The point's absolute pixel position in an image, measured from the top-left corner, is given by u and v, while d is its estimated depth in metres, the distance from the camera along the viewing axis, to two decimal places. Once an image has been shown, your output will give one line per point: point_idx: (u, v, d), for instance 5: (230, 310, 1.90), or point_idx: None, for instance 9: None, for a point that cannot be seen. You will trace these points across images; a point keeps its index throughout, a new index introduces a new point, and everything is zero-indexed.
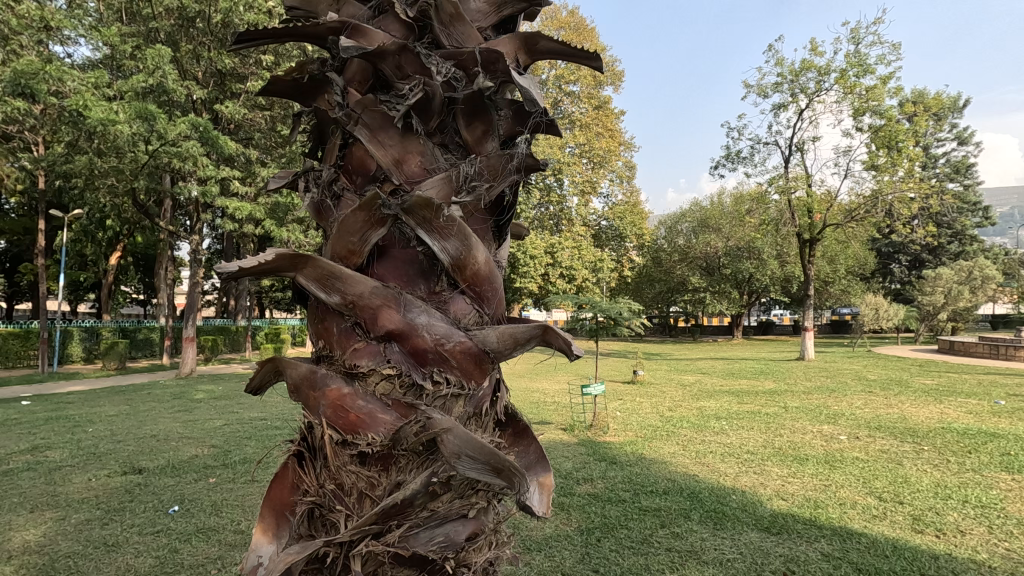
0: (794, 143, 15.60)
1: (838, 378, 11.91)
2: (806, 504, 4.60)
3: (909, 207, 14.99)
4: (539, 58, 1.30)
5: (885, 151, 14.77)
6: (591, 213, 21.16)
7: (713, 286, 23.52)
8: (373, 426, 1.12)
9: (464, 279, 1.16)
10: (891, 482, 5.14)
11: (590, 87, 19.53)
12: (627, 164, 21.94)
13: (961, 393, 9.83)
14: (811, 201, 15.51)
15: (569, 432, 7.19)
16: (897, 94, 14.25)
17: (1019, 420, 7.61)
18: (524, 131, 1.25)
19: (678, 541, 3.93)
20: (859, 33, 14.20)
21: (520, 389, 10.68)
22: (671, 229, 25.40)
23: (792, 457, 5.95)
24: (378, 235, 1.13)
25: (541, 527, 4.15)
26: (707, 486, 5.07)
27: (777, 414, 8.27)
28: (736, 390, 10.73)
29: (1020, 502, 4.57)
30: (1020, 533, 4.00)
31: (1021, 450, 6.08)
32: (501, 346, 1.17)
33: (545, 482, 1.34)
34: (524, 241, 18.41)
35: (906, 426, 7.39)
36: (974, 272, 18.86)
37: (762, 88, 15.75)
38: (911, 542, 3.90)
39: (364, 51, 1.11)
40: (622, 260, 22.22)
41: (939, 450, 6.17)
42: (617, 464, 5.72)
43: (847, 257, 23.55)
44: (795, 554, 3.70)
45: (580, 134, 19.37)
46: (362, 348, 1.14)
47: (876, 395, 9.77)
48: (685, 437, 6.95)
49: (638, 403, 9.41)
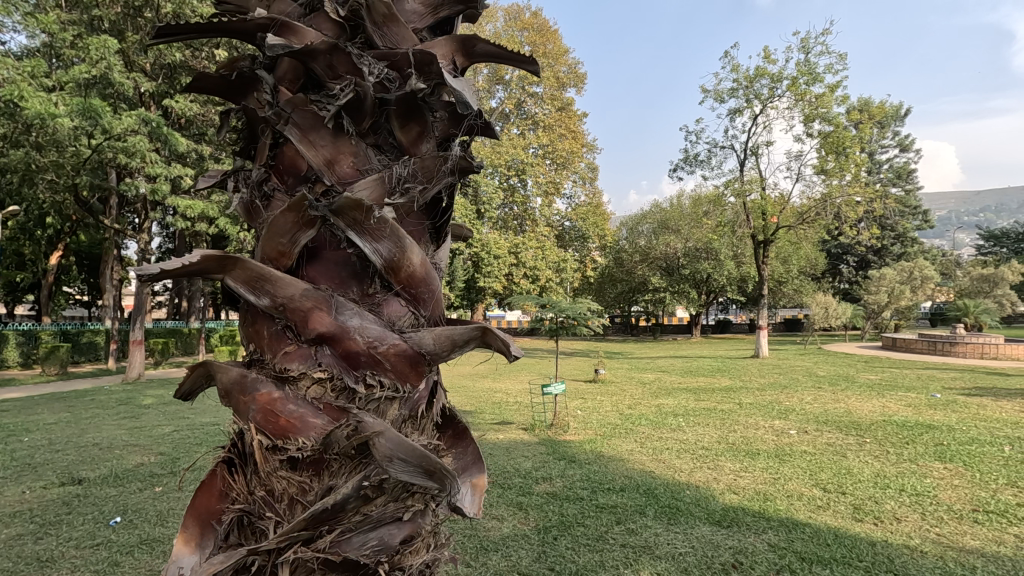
0: (748, 147, 16.17)
1: (790, 374, 12.38)
2: (756, 497, 4.75)
3: (855, 210, 15.71)
4: (476, 60, 1.30)
5: (833, 156, 15.44)
6: (554, 213, 21.41)
7: (673, 287, 24.08)
8: (303, 429, 1.10)
9: (398, 281, 1.16)
10: (835, 474, 5.37)
11: (553, 88, 19.86)
12: (589, 165, 22.24)
13: (901, 387, 10.39)
14: (765, 204, 16.11)
15: (529, 432, 7.23)
16: (844, 102, 14.96)
17: (953, 412, 8.10)
18: (459, 134, 1.25)
19: (632, 537, 3.99)
20: (808, 43, 14.84)
21: (481, 389, 10.68)
22: (632, 230, 25.90)
23: (744, 452, 6.14)
24: (308, 237, 1.13)
25: (498, 527, 4.15)
26: (662, 482, 5.19)
27: (732, 410, 8.54)
28: (694, 387, 10.98)
29: (951, 490, 4.85)
30: (950, 518, 4.24)
31: (954, 440, 6.47)
32: (437, 349, 1.17)
33: (478, 483, 1.33)
34: (487, 241, 18.42)
35: (851, 420, 7.74)
36: (915, 272, 19.89)
37: (719, 94, 16.29)
38: (851, 530, 4.08)
39: (291, 49, 1.09)
40: (585, 261, 22.51)
41: (880, 442, 6.49)
42: (575, 463, 5.78)
43: (799, 257, 24.54)
44: (743, 545, 3.82)
45: (543, 134, 19.68)
46: (293, 351, 1.13)
47: (824, 390, 10.20)
48: (644, 434, 7.10)
49: (599, 401, 9.54)
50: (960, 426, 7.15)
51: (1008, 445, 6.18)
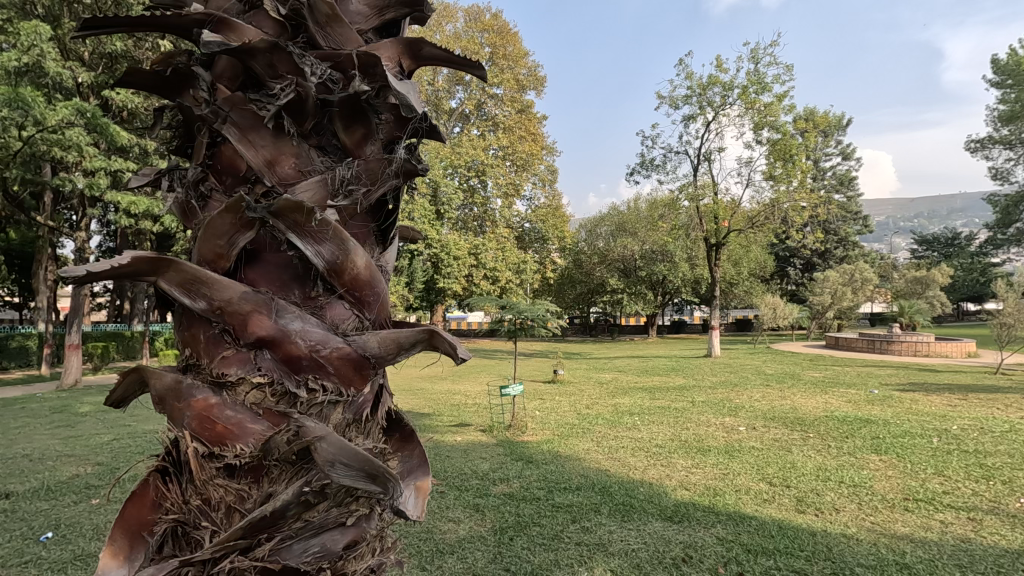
0: (702, 153, 16.68)
1: (741, 373, 12.83)
2: (706, 493, 4.91)
3: (801, 215, 16.41)
4: (423, 63, 1.31)
5: (781, 163, 16.09)
6: (514, 215, 21.54)
7: (630, 288, 24.55)
8: (242, 436, 1.07)
9: (342, 283, 1.15)
10: (780, 468, 5.60)
11: (513, 90, 20.03)
12: (549, 168, 22.46)
13: (843, 384, 10.95)
14: (717, 208, 16.68)
15: (487, 433, 7.23)
16: (790, 111, 15.62)
17: (889, 407, 8.59)
18: (403, 138, 1.24)
19: (587, 535, 4.06)
20: (758, 53, 15.43)
21: (440, 391, 10.64)
22: (591, 232, 26.30)
23: (696, 449, 6.32)
24: (247, 239, 1.10)
25: (454, 530, 4.13)
26: (617, 480, 5.29)
27: (685, 408, 8.79)
28: (649, 386, 11.22)
29: (886, 480, 5.14)
30: (884, 507, 4.49)
31: (889, 433, 6.85)
32: (383, 352, 1.17)
33: (422, 486, 1.32)
34: (447, 242, 18.36)
35: (796, 415, 8.09)
36: (856, 274, 20.95)
37: (674, 100, 16.73)
38: (794, 521, 4.26)
39: (228, 47, 1.07)
40: (545, 262, 22.72)
41: (823, 437, 6.81)
42: (533, 463, 5.83)
43: (749, 260, 25.48)
44: (693, 540, 3.94)
45: (503, 136, 19.81)
46: (231, 355, 1.10)
47: (771, 388, 10.63)
48: (600, 433, 7.22)
49: (557, 401, 9.63)
50: (895, 420, 7.60)
51: (937, 437, 6.59)
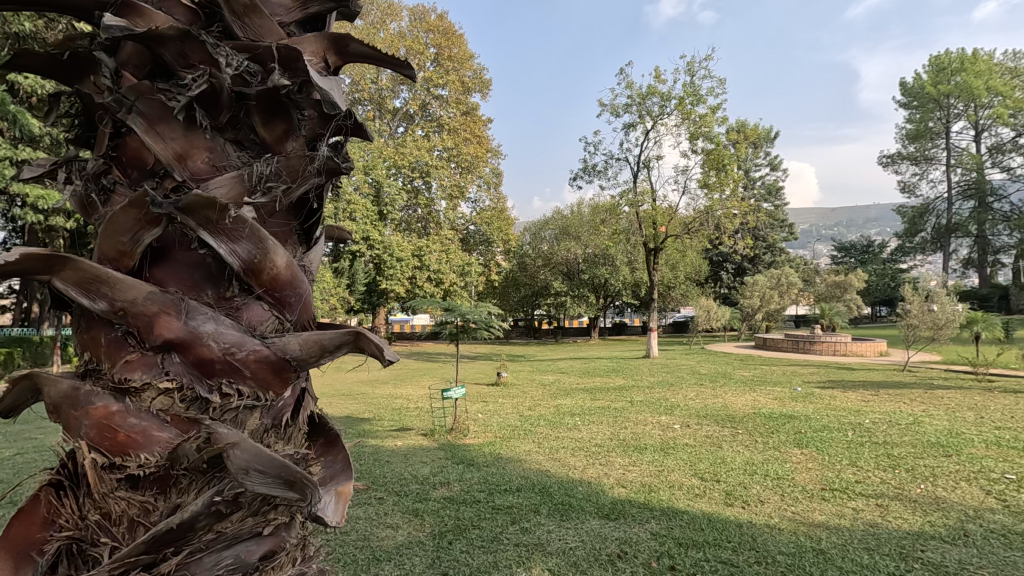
0: (641, 161, 17.22)
1: (677, 373, 13.33)
2: (642, 490, 5.05)
3: (733, 222, 17.22)
4: (349, 60, 1.29)
5: (715, 172, 16.86)
6: (459, 217, 21.46)
7: (573, 291, 24.98)
8: (146, 444, 1.02)
9: (260, 284, 1.11)
10: (711, 463, 5.85)
11: (458, 92, 20.00)
12: (493, 171, 22.53)
13: (771, 382, 11.58)
14: (655, 214, 17.25)
15: (429, 437, 7.14)
16: (723, 123, 16.38)
17: (810, 403, 9.16)
18: (327, 135, 1.21)
19: (526, 536, 4.08)
20: (693, 66, 16.11)
21: (381, 395, 10.42)
22: (535, 235, 26.61)
23: (633, 448, 6.50)
24: (154, 236, 1.04)
25: (391, 536, 4.05)
26: (557, 480, 5.35)
27: (624, 408, 9.04)
28: (590, 387, 11.47)
29: (806, 472, 5.48)
30: (804, 497, 4.78)
31: (810, 428, 7.31)
32: (305, 355, 1.13)
33: (343, 491, 1.29)
34: (390, 244, 18.10)
35: (727, 413, 8.49)
36: (782, 279, 22.22)
37: (615, 108, 17.18)
38: (722, 514, 4.46)
39: (133, 33, 1.01)
40: (489, 265, 22.76)
41: (751, 432, 7.18)
42: (474, 465, 5.81)
43: (685, 264, 26.56)
44: (628, 536, 4.05)
45: (448, 138, 19.73)
46: (135, 359, 1.04)
47: (705, 387, 11.10)
48: (542, 434, 7.30)
49: (500, 404, 9.64)
50: (815, 415, 8.12)
51: (851, 430, 7.10)
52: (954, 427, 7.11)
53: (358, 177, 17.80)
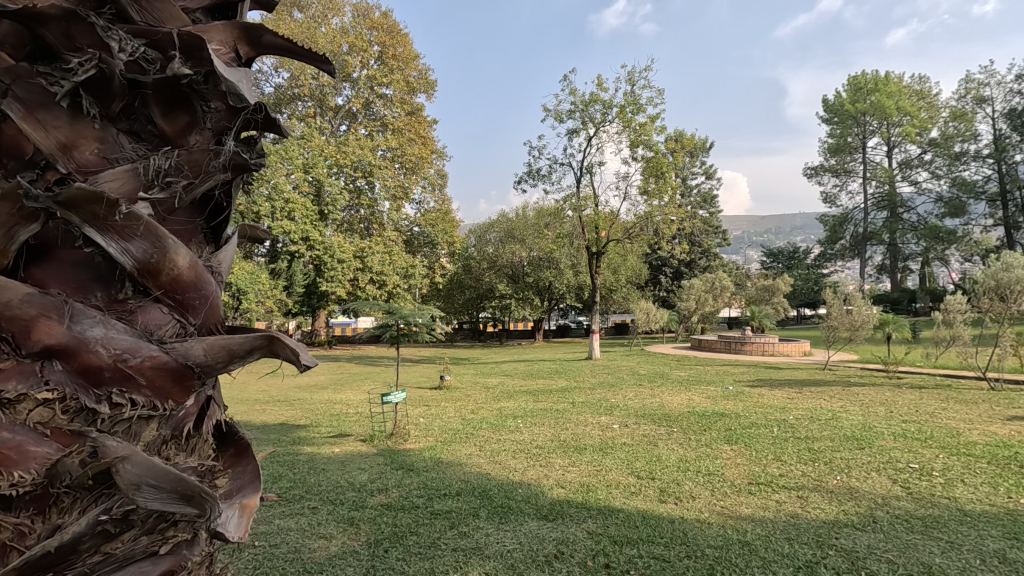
0: (584, 166, 17.58)
1: (617, 374, 13.68)
2: (580, 490, 5.13)
3: (670, 228, 17.85)
4: (263, 51, 1.29)
5: (654, 179, 17.42)
6: (403, 218, 21.18)
7: (517, 293, 25.15)
8: (21, 461, 0.92)
9: (158, 285, 1.06)
10: (647, 462, 6.02)
11: (403, 91, 19.76)
12: (438, 172, 22.38)
13: (705, 381, 12.09)
14: (597, 219, 17.65)
15: (368, 443, 6.96)
16: (662, 132, 16.96)
17: (741, 401, 9.62)
18: (236, 129, 1.19)
19: (464, 540, 4.05)
20: (634, 76, 16.62)
21: (319, 401, 10.09)
22: (480, 238, 26.67)
23: (573, 448, 6.59)
24: (31, 232, 0.96)
25: (324, 547, 3.92)
26: (496, 483, 5.35)
27: (565, 409, 9.17)
28: (534, 389, 11.56)
29: (734, 467, 5.74)
30: (732, 492, 5.00)
31: (740, 425, 7.66)
32: (210, 360, 1.08)
33: (248, 504, 1.25)
34: (330, 245, 17.64)
35: (664, 412, 8.77)
36: (716, 283, 23.27)
37: (559, 114, 17.46)
38: (656, 511, 4.59)
39: (10, 11, 0.96)
40: (434, 267, 22.54)
41: (685, 430, 7.45)
42: (414, 471, 5.72)
43: (626, 268, 27.34)
44: (566, 536, 4.10)
45: (392, 137, 19.45)
46: (10, 369, 0.94)
47: (644, 387, 11.44)
48: (483, 437, 7.28)
49: (443, 408, 9.54)
50: (744, 412, 8.53)
51: (777, 426, 7.50)
52: (867, 421, 7.65)
53: (298, 176, 17.22)
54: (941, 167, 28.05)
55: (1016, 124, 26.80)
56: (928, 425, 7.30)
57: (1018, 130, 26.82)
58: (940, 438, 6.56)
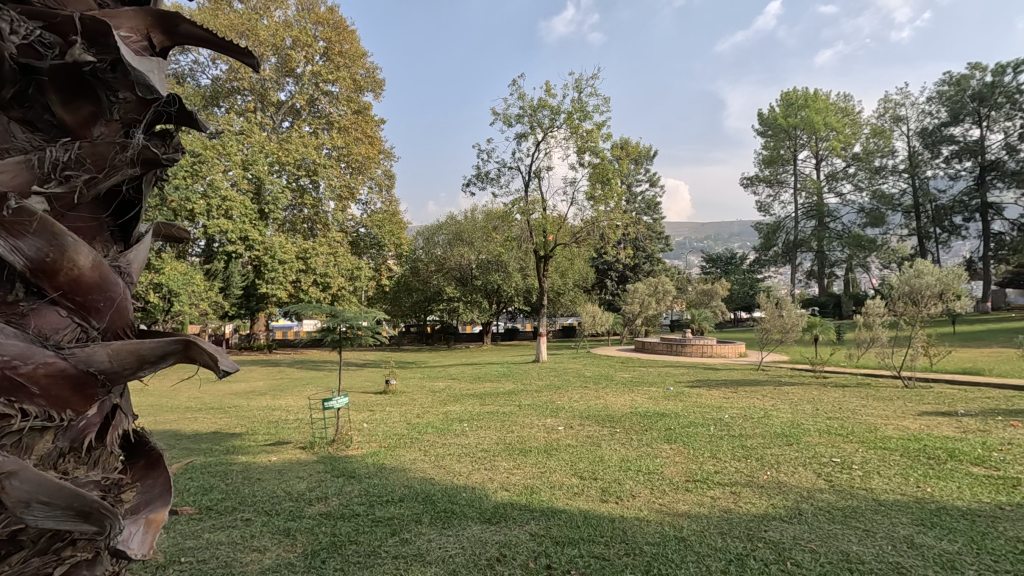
0: (532, 170, 17.75)
1: (564, 376, 13.85)
2: (523, 492, 5.15)
3: (616, 232, 18.26)
4: (179, 38, 1.39)
5: (600, 185, 17.79)
6: (348, 219, 20.71)
7: (466, 296, 24.99)
8: None
9: (54, 286, 1.15)
10: (590, 462, 6.12)
11: (349, 89, 19.36)
12: (385, 172, 22.01)
13: (647, 382, 12.41)
14: (546, 223, 17.82)
15: (307, 450, 6.73)
16: (608, 139, 17.36)
17: (681, 401, 9.95)
18: (141, 123, 1.32)
19: (405, 547, 3.97)
20: (581, 83, 16.95)
21: (256, 408, 9.67)
22: (428, 240, 26.41)
23: (518, 451, 6.60)
24: None
25: (258, 560, 3.76)
26: (440, 487, 5.29)
27: (512, 412, 9.19)
28: (481, 392, 11.54)
29: (673, 465, 5.92)
30: (671, 489, 5.17)
31: (679, 424, 7.93)
32: (114, 366, 1.16)
33: (155, 517, 1.34)
34: (271, 244, 16.99)
35: (607, 413, 8.94)
36: (659, 287, 23.98)
37: (507, 117, 17.55)
38: (597, 511, 4.66)
39: None
40: (380, 269, 22.10)
41: (627, 431, 7.62)
42: (356, 478, 5.57)
43: (573, 271, 27.75)
44: (508, 539, 4.09)
45: (338, 136, 19.00)
46: None
47: (589, 388, 11.65)
48: (428, 441, 7.19)
49: (387, 412, 9.35)
50: (683, 412, 8.83)
51: (713, 425, 7.81)
52: (795, 418, 8.09)
53: (236, 172, 16.47)
54: (864, 180, 30.09)
55: (928, 142, 29.16)
56: (850, 421, 7.79)
57: (930, 147, 29.14)
58: (860, 433, 7.02)
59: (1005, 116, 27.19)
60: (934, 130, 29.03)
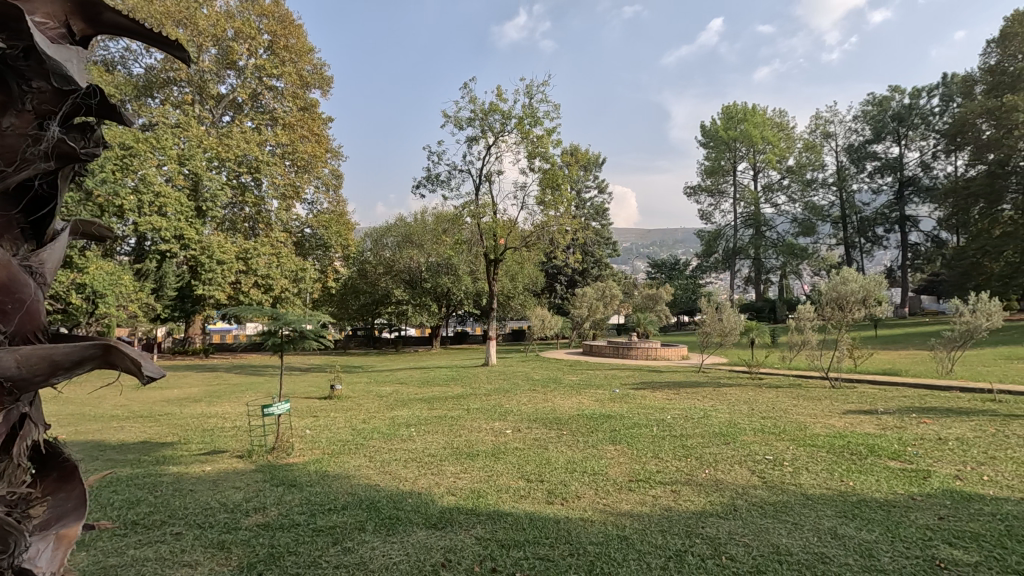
0: (483, 174, 17.81)
1: (512, 379, 13.90)
2: (470, 496, 5.13)
3: (565, 237, 18.51)
4: (103, 29, 1.36)
5: (550, 190, 18.02)
6: (293, 219, 20.10)
7: (415, 299, 24.68)
8: None
9: None
10: (537, 464, 6.17)
11: (295, 85, 18.83)
12: (333, 172, 21.52)
13: (594, 385, 12.63)
14: (496, 226, 17.86)
15: (245, 459, 6.45)
16: (558, 145, 17.62)
17: (627, 403, 10.19)
18: (58, 114, 1.27)
19: (347, 556, 3.88)
20: (532, 89, 17.15)
21: (189, 415, 9.17)
22: (377, 242, 25.96)
23: (465, 455, 6.58)
24: None
25: None
26: (385, 494, 5.19)
27: (460, 416, 9.14)
28: (429, 396, 11.44)
29: (618, 466, 6.06)
30: (615, 489, 5.29)
31: (623, 425, 8.11)
32: (26, 373, 1.11)
33: (66, 533, 1.28)
34: (208, 244, 16.21)
35: (554, 416, 9.05)
36: (606, 291, 24.47)
37: (458, 120, 17.54)
38: (543, 513, 4.71)
39: None
40: (326, 271, 21.55)
41: (574, 433, 7.74)
42: (297, 486, 5.39)
43: (523, 275, 27.96)
44: (454, 543, 4.07)
45: (282, 132, 18.40)
46: None
47: (538, 391, 11.75)
48: (374, 447, 7.05)
49: (331, 418, 9.09)
50: (627, 414, 9.04)
51: (656, 425, 8.05)
52: (732, 418, 8.44)
53: (171, 167, 15.68)
54: (797, 191, 31.86)
55: (854, 158, 31.18)
56: (781, 420, 8.20)
57: (856, 163, 31.14)
58: (791, 431, 7.41)
59: (921, 136, 29.45)
60: (859, 146, 31.08)
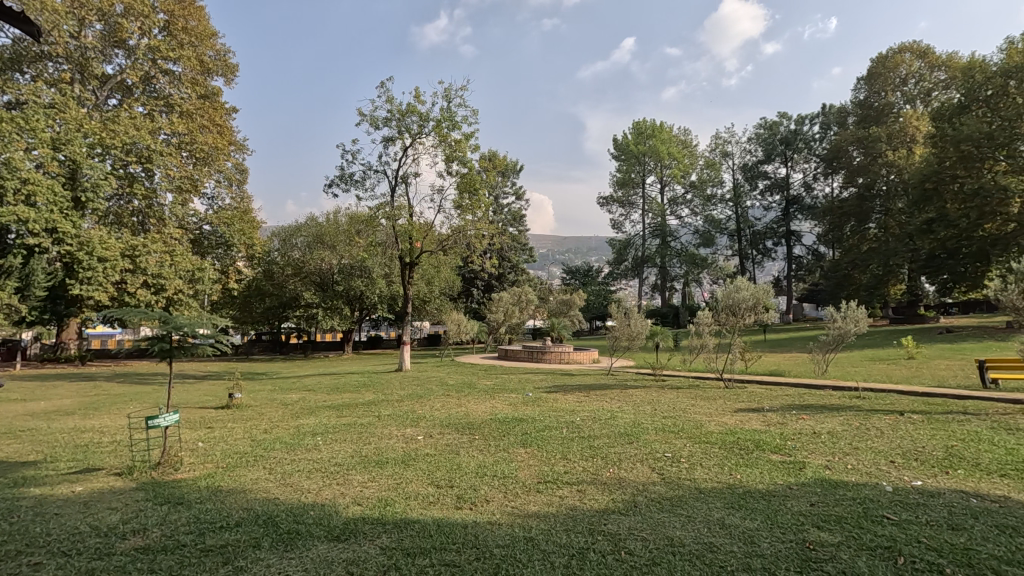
0: (399, 176, 17.48)
1: (426, 385, 13.68)
2: (377, 505, 4.99)
3: (482, 242, 18.57)
4: None
5: (467, 195, 18.02)
6: (190, 215, 18.69)
7: (326, 302, 23.71)
8: None
9: None
10: (447, 470, 6.12)
11: (194, 71, 17.55)
12: (236, 166, 20.21)
13: (507, 388, 12.79)
14: (411, 229, 17.49)
15: (124, 477, 5.83)
16: (476, 150, 17.65)
17: (538, 406, 10.37)
18: None
19: None
20: (451, 93, 17.09)
21: (58, 431, 8.18)
22: (285, 243, 24.57)
23: (373, 463, 6.40)
24: None
25: None
26: (285, 507, 4.92)
27: (370, 423, 8.86)
28: (337, 403, 10.99)
29: (527, 468, 6.16)
30: (523, 491, 5.37)
31: (534, 429, 8.23)
32: None
33: None
34: (87, 239, 14.54)
35: (467, 421, 9.02)
36: (522, 296, 24.81)
37: (374, 119, 17.18)
38: (451, 519, 4.67)
39: None
40: (227, 272, 20.20)
41: (486, 437, 7.76)
42: (184, 504, 4.97)
43: (439, 279, 27.66)
44: (357, 555, 3.93)
45: (180, 121, 16.99)
46: None
47: (451, 396, 11.69)
48: (275, 459, 6.66)
49: (228, 428, 8.49)
50: (539, 417, 9.21)
51: (565, 427, 8.28)
52: (636, 418, 8.85)
53: (42, 152, 13.96)
54: (698, 206, 34.18)
55: (748, 176, 34.11)
56: (680, 419, 8.68)
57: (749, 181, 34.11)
58: (689, 429, 7.88)
59: (804, 159, 32.59)
60: (753, 166, 34.05)
